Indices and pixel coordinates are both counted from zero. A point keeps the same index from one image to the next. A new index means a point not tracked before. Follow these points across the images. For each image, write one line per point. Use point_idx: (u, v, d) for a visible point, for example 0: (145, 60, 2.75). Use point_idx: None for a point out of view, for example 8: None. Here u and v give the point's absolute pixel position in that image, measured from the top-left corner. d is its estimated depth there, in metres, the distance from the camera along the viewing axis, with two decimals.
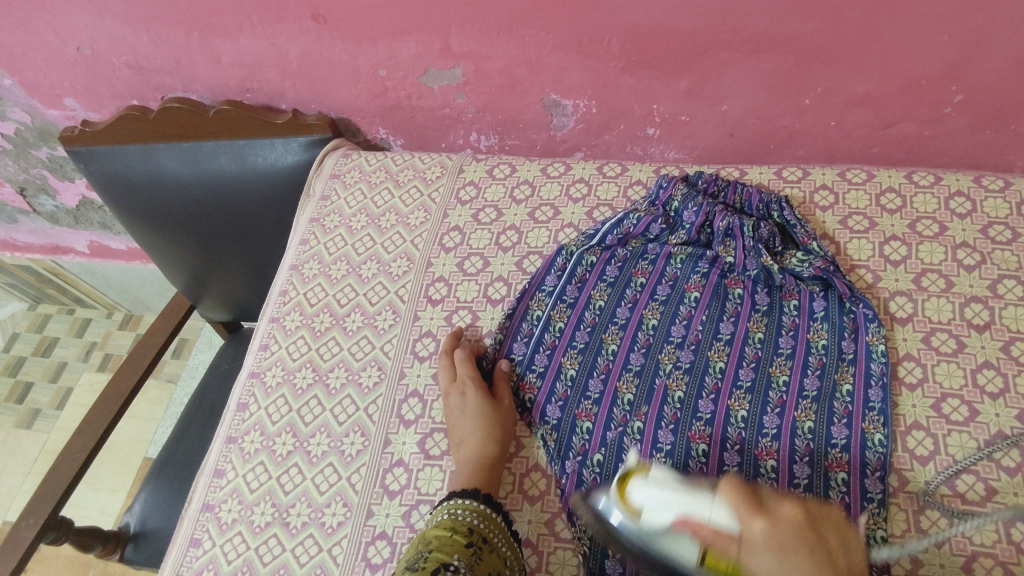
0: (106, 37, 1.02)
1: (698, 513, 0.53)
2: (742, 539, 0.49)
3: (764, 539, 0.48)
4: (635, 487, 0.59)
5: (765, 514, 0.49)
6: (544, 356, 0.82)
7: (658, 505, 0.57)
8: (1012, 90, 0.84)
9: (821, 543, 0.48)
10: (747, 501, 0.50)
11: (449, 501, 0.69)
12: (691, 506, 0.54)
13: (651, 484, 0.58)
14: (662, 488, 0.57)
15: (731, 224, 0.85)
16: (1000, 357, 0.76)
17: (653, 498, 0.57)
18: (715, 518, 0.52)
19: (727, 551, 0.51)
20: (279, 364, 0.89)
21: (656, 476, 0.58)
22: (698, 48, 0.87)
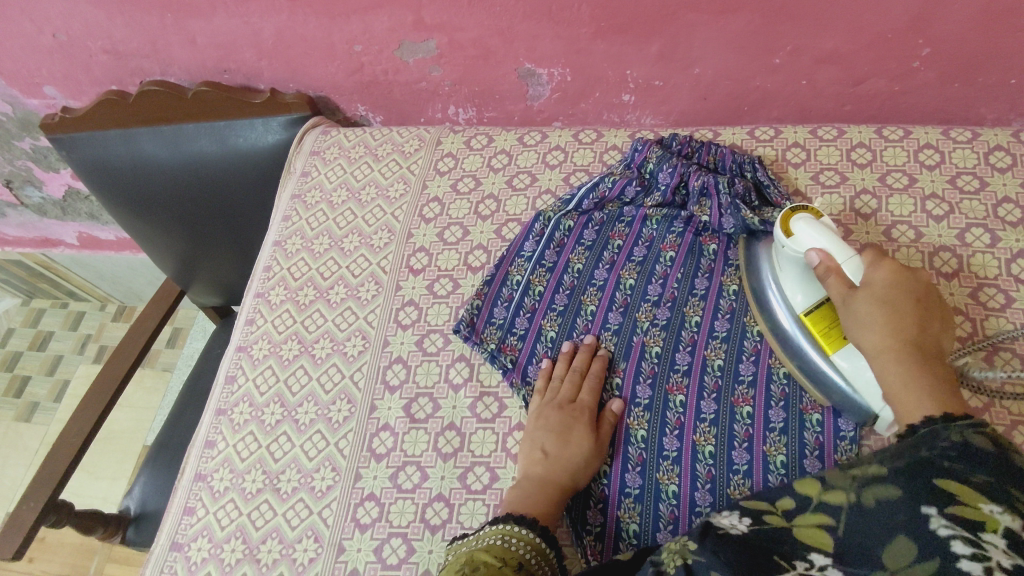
0: (82, 23, 1.03)
1: (836, 259, 0.67)
2: (858, 291, 0.65)
3: (874, 291, 0.64)
4: (800, 222, 0.70)
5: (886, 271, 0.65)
6: (524, 319, 0.84)
7: (808, 244, 0.69)
8: (978, 41, 0.85)
9: (915, 313, 0.63)
10: (880, 280, 0.65)
11: (502, 524, 0.65)
12: (833, 250, 0.67)
13: (813, 224, 0.69)
14: (823, 231, 0.68)
15: (706, 182, 0.86)
16: (968, 303, 0.77)
17: (808, 232, 0.69)
18: (849, 274, 0.66)
19: (837, 290, 0.66)
20: (265, 337, 0.90)
21: (824, 223, 0.70)
22: (667, 11, 0.88)
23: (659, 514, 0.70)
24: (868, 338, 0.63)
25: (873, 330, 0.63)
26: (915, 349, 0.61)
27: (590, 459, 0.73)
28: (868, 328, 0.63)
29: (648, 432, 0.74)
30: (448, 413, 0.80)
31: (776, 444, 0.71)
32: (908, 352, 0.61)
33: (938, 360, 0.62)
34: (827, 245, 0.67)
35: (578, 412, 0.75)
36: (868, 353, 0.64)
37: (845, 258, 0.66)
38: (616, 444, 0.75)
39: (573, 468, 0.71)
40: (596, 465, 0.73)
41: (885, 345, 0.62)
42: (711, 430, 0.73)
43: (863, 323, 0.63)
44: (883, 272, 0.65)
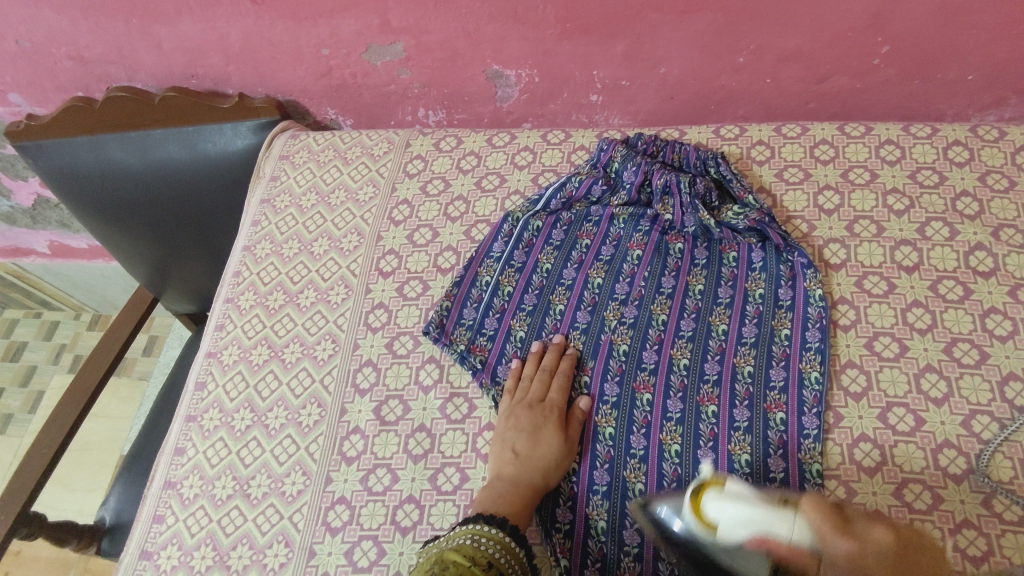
0: (45, 28, 1.02)
1: (778, 538, 0.51)
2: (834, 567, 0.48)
3: (851, 558, 0.48)
4: (709, 500, 0.55)
5: (853, 542, 0.48)
6: (493, 320, 0.85)
7: (735, 523, 0.53)
8: (935, 38, 0.86)
9: (905, 564, 0.49)
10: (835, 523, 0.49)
11: (472, 524, 0.65)
12: (767, 526, 0.51)
13: (725, 498, 0.54)
14: (739, 503, 0.53)
15: (669, 181, 0.88)
16: (928, 295, 0.79)
17: (727, 512, 0.53)
18: (799, 543, 0.50)
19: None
20: (235, 342, 0.90)
21: (733, 488, 0.55)
22: (631, 11, 0.89)
23: (627, 511, 0.71)
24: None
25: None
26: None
27: (561, 458, 0.73)
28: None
29: (616, 430, 0.75)
30: (418, 415, 0.80)
31: (741, 444, 0.72)
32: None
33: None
34: (761, 520, 0.52)
35: (547, 412, 0.76)
36: None
37: (786, 530, 0.51)
38: (584, 442, 0.76)
39: (546, 467, 0.72)
40: (567, 464, 0.74)
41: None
42: (677, 428, 0.74)
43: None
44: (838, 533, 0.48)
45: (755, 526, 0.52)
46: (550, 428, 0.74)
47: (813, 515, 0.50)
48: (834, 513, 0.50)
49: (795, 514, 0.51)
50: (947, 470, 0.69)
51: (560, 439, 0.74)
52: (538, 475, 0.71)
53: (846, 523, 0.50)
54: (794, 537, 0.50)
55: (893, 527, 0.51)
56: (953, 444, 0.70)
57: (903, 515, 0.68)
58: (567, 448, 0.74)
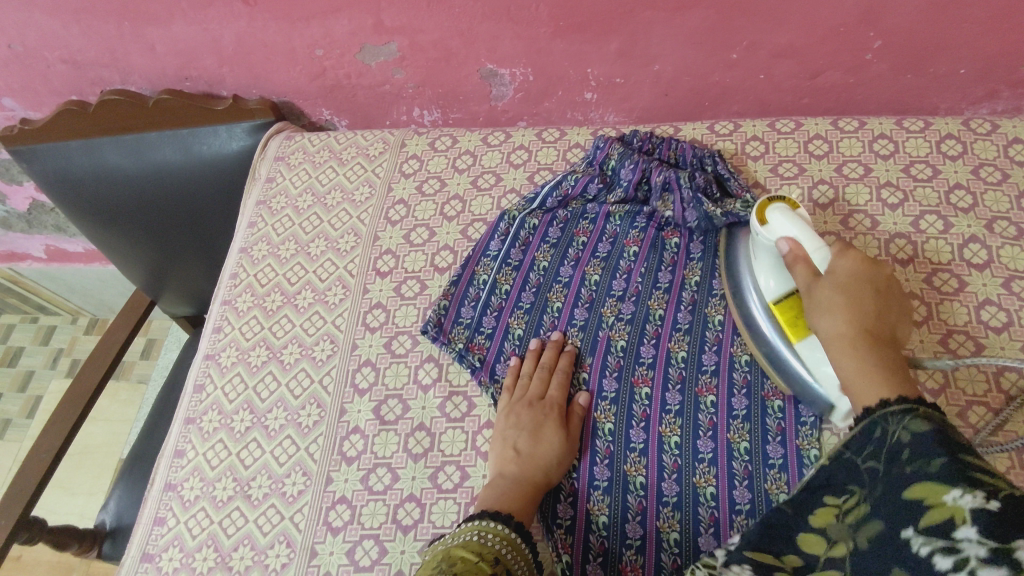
0: (38, 32, 1.01)
1: (804, 249, 0.68)
2: (828, 276, 0.66)
3: (838, 279, 0.65)
4: (775, 212, 0.71)
5: (854, 263, 0.66)
6: (491, 318, 0.85)
7: (778, 228, 0.71)
8: (927, 32, 0.87)
9: (877, 299, 0.65)
10: (856, 263, 0.66)
11: (476, 522, 0.66)
12: (804, 238, 0.69)
13: (784, 213, 0.71)
14: (801, 225, 0.69)
15: (667, 177, 0.88)
16: (922, 288, 0.79)
17: (779, 221, 0.71)
18: (816, 259, 0.68)
19: (807, 278, 0.67)
20: (233, 344, 0.90)
21: (799, 214, 0.72)
22: (624, 8, 0.89)
23: (628, 505, 0.71)
24: (823, 292, 0.65)
25: (835, 313, 0.64)
26: (878, 344, 0.62)
27: (563, 455, 0.74)
28: (834, 305, 0.64)
29: (615, 425, 0.76)
30: (417, 414, 0.80)
31: (740, 431, 0.73)
32: (862, 349, 0.62)
33: (897, 356, 0.62)
34: (795, 236, 0.69)
35: (548, 408, 0.76)
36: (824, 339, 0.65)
37: (815, 250, 0.68)
38: (584, 438, 0.76)
39: (549, 463, 0.72)
40: (568, 461, 0.74)
41: (839, 335, 0.63)
42: (676, 420, 0.74)
43: (827, 307, 0.64)
44: (845, 264, 0.66)
45: (781, 240, 0.70)
46: (552, 425, 0.74)
47: (836, 249, 0.67)
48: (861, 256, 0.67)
49: (830, 249, 0.68)
50: None
51: (561, 435, 0.74)
52: (541, 472, 0.72)
53: (862, 261, 0.66)
54: (816, 252, 0.68)
55: (892, 302, 0.66)
56: None
57: None
58: (568, 444, 0.74)
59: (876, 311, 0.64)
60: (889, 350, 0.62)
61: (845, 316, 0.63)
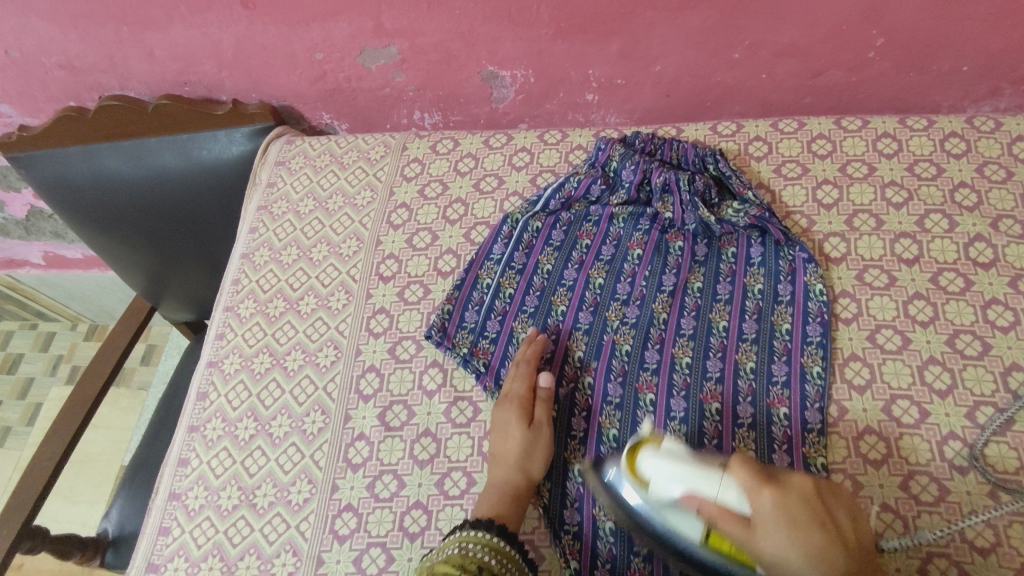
0: (35, 38, 1.01)
1: (708, 495, 0.56)
2: (753, 520, 0.53)
3: (782, 504, 0.52)
4: (647, 456, 0.62)
5: (779, 493, 0.52)
6: (495, 322, 0.84)
7: (666, 478, 0.59)
8: (931, 29, 0.86)
9: (825, 514, 0.53)
10: (757, 477, 0.54)
11: (460, 533, 0.65)
12: (698, 484, 0.57)
13: (660, 455, 0.61)
14: (677, 463, 0.59)
15: (668, 178, 0.88)
16: (929, 287, 0.79)
17: (660, 470, 0.60)
18: (727, 496, 0.55)
19: (733, 531, 0.54)
20: (236, 351, 0.89)
21: (669, 447, 0.61)
22: (626, 9, 0.88)
23: None
24: (772, 544, 0.51)
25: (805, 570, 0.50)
26: (847, 569, 0.51)
27: (534, 447, 0.73)
28: (792, 557, 0.50)
29: (620, 431, 0.75)
30: (423, 420, 0.80)
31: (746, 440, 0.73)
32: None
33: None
34: (688, 480, 0.58)
35: (512, 403, 0.75)
36: None
37: (716, 486, 0.56)
38: (589, 444, 0.76)
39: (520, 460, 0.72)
40: (543, 451, 0.73)
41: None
42: (681, 427, 0.74)
43: (776, 542, 0.51)
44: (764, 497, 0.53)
45: (682, 487, 0.58)
46: (517, 419, 0.74)
47: (745, 466, 0.55)
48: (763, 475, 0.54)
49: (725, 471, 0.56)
50: (951, 461, 0.70)
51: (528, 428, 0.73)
52: (514, 470, 0.71)
53: (770, 484, 0.53)
54: (722, 488, 0.56)
55: (836, 494, 0.56)
56: (957, 437, 0.70)
57: (910, 507, 0.68)
58: (538, 435, 0.74)
59: (821, 523, 0.52)
60: (851, 555, 0.51)
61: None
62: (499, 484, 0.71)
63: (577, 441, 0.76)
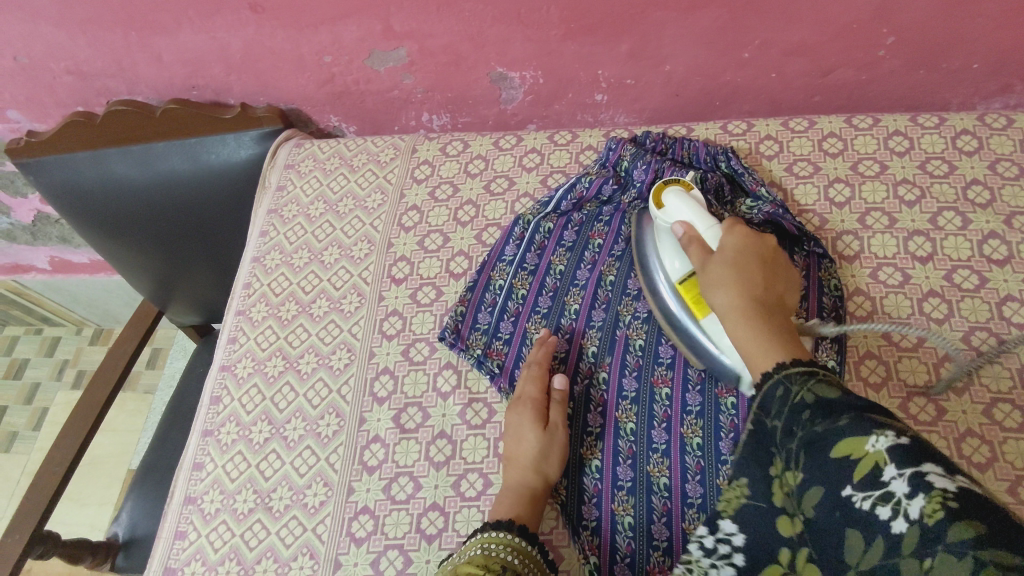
0: (43, 44, 1.01)
1: (698, 229, 0.71)
2: (717, 250, 0.68)
3: (731, 256, 0.66)
4: (670, 196, 0.76)
5: (739, 238, 0.67)
6: (509, 323, 0.84)
7: (678, 211, 0.74)
8: (941, 27, 0.86)
9: (767, 264, 0.67)
10: (735, 238, 0.68)
11: (481, 535, 0.66)
12: (696, 221, 0.72)
13: (682, 196, 0.74)
14: (691, 205, 0.74)
15: (681, 178, 0.86)
16: (943, 285, 0.79)
17: (677, 206, 0.74)
18: (708, 238, 0.70)
19: (698, 254, 0.70)
20: (249, 355, 0.89)
21: (693, 196, 0.75)
22: (635, 9, 0.88)
23: (653, 507, 0.71)
24: (721, 258, 0.67)
25: (724, 285, 0.65)
26: (761, 301, 0.63)
27: (550, 448, 0.73)
28: (722, 280, 0.65)
29: (637, 425, 0.75)
30: (438, 422, 0.79)
31: None
32: (741, 303, 0.63)
33: (782, 314, 0.63)
34: (688, 217, 0.73)
35: (527, 403, 0.76)
36: (719, 306, 0.65)
37: (706, 227, 0.71)
38: (606, 438, 0.76)
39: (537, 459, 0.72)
40: (558, 452, 0.74)
41: (733, 307, 0.63)
42: (697, 421, 0.74)
43: (716, 282, 0.65)
44: (733, 239, 0.68)
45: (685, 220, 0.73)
46: (533, 420, 0.74)
47: (724, 226, 0.70)
48: (728, 224, 0.70)
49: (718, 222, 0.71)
50: (969, 458, 0.69)
51: (544, 428, 0.74)
52: (531, 469, 0.71)
53: (743, 236, 0.68)
54: (706, 227, 0.71)
55: (782, 273, 0.68)
56: (975, 434, 0.70)
57: None
58: (554, 435, 0.74)
59: (760, 279, 0.65)
60: (761, 302, 0.63)
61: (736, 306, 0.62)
62: (516, 482, 0.71)
63: (593, 437, 0.76)
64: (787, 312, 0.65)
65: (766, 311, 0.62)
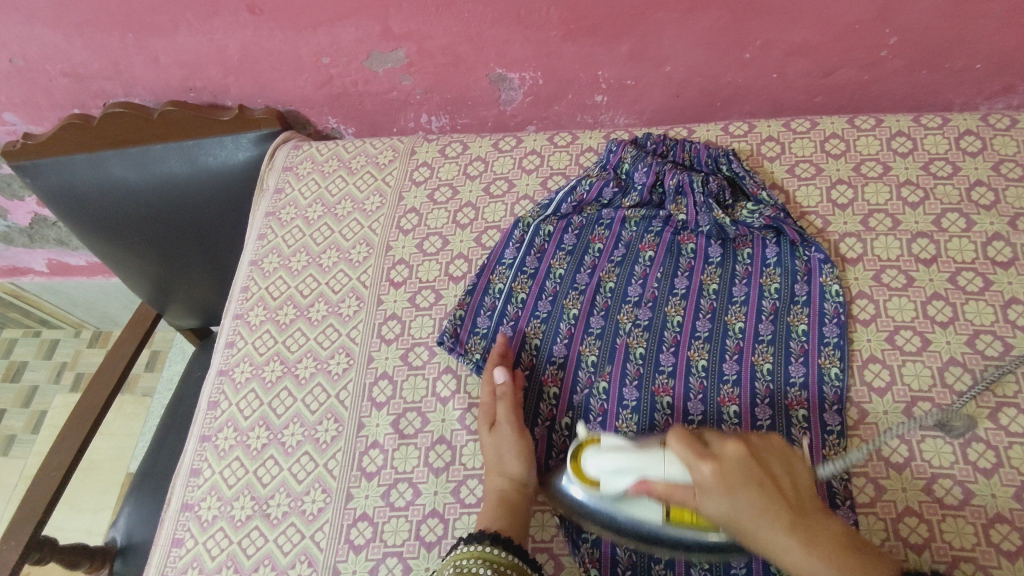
0: (39, 46, 1.00)
1: (652, 476, 0.61)
2: (696, 488, 0.58)
3: (722, 475, 0.56)
4: (590, 457, 0.66)
5: (715, 461, 0.56)
6: (508, 328, 0.84)
7: (614, 471, 0.63)
8: (945, 27, 0.86)
9: (763, 469, 0.57)
10: (693, 449, 0.58)
11: (455, 553, 0.64)
12: (644, 471, 0.61)
13: (604, 451, 0.64)
14: (619, 453, 0.63)
15: (681, 181, 0.87)
16: (947, 287, 0.78)
17: (608, 467, 0.64)
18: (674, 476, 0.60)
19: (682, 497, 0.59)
20: (247, 359, 0.89)
21: (609, 443, 0.65)
22: (636, 10, 0.88)
23: None
24: (719, 503, 0.56)
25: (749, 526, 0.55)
26: (788, 516, 0.55)
27: (503, 448, 0.72)
28: (737, 512, 0.55)
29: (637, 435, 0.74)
30: (437, 427, 0.79)
31: None
32: (780, 527, 0.54)
33: (812, 515, 0.56)
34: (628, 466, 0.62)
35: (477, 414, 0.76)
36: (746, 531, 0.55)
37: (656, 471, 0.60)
38: None
39: (493, 465, 0.72)
40: (512, 448, 0.72)
41: (749, 526, 0.55)
42: None
43: (718, 494, 0.56)
44: (705, 468, 0.56)
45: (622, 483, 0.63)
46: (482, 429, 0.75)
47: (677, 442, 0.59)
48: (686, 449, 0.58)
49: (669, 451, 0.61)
50: (975, 464, 0.69)
51: (490, 432, 0.74)
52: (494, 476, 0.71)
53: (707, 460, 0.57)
54: (663, 468, 0.60)
55: (777, 453, 0.59)
56: (980, 439, 0.70)
57: (936, 511, 0.67)
58: (501, 432, 0.73)
59: (759, 480, 0.56)
60: (792, 507, 0.55)
61: (769, 528, 0.54)
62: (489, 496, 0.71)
63: None
64: (809, 495, 0.58)
65: (789, 510, 0.55)
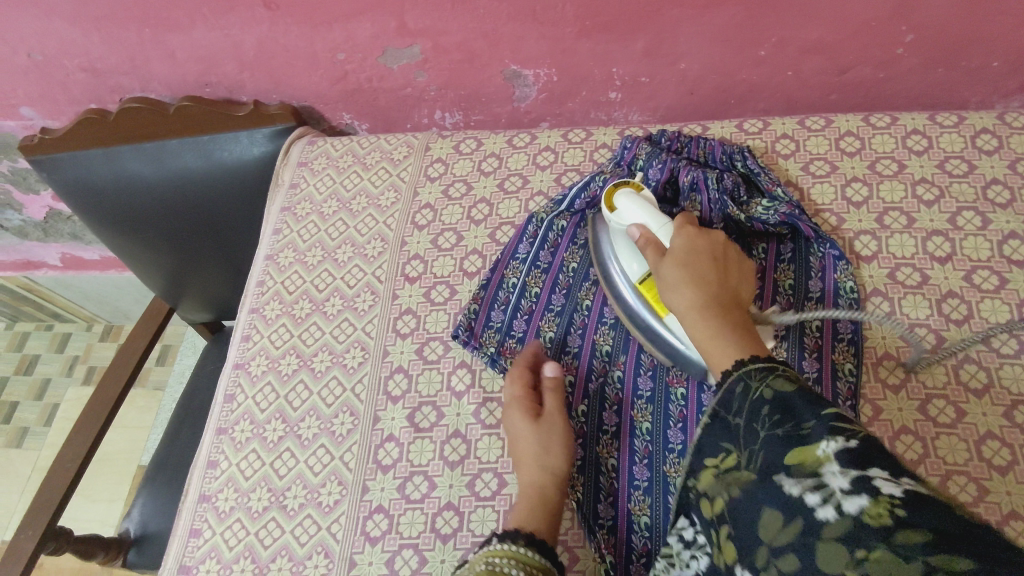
0: (57, 41, 1.01)
1: (652, 230, 0.72)
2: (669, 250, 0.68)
3: (687, 248, 0.67)
4: (622, 197, 0.76)
5: (691, 231, 0.69)
6: (522, 321, 0.84)
7: (631, 213, 0.74)
8: (962, 25, 0.85)
9: (723, 260, 0.67)
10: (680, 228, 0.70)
11: (489, 549, 0.62)
12: (648, 222, 0.72)
13: (632, 197, 0.74)
14: (642, 205, 0.74)
15: (696, 177, 0.87)
16: (963, 285, 0.78)
17: (627, 205, 0.75)
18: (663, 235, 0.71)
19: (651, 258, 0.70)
20: (263, 353, 0.89)
21: (642, 196, 0.75)
22: (652, 7, 0.88)
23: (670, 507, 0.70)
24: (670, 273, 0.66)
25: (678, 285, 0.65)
26: (720, 297, 0.64)
27: (549, 441, 0.72)
28: (677, 281, 0.65)
29: (652, 424, 0.75)
30: (452, 421, 0.79)
31: None
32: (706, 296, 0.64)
33: (739, 311, 0.64)
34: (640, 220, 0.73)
35: (517, 399, 0.76)
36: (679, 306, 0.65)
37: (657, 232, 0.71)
38: (622, 438, 0.75)
39: (534, 455, 0.72)
40: (559, 443, 0.73)
41: (686, 301, 0.64)
42: None
43: (672, 286, 0.65)
44: (679, 240, 0.68)
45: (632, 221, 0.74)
46: (524, 415, 0.74)
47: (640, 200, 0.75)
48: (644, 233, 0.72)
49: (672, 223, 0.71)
50: (990, 461, 0.69)
51: (535, 419, 0.73)
52: (534, 467, 0.71)
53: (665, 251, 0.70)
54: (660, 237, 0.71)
55: (739, 265, 0.68)
56: (996, 436, 0.70)
57: None
58: (547, 423, 0.73)
59: (714, 262, 0.66)
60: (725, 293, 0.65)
61: (692, 288, 0.64)
62: (524, 488, 0.70)
63: (609, 436, 0.76)
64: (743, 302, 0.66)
65: (724, 304, 0.63)
